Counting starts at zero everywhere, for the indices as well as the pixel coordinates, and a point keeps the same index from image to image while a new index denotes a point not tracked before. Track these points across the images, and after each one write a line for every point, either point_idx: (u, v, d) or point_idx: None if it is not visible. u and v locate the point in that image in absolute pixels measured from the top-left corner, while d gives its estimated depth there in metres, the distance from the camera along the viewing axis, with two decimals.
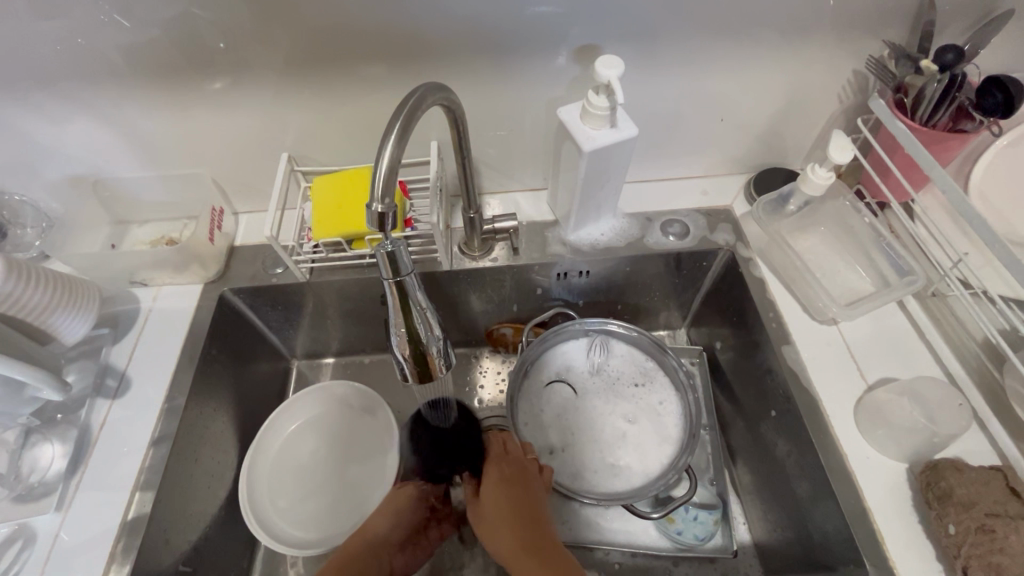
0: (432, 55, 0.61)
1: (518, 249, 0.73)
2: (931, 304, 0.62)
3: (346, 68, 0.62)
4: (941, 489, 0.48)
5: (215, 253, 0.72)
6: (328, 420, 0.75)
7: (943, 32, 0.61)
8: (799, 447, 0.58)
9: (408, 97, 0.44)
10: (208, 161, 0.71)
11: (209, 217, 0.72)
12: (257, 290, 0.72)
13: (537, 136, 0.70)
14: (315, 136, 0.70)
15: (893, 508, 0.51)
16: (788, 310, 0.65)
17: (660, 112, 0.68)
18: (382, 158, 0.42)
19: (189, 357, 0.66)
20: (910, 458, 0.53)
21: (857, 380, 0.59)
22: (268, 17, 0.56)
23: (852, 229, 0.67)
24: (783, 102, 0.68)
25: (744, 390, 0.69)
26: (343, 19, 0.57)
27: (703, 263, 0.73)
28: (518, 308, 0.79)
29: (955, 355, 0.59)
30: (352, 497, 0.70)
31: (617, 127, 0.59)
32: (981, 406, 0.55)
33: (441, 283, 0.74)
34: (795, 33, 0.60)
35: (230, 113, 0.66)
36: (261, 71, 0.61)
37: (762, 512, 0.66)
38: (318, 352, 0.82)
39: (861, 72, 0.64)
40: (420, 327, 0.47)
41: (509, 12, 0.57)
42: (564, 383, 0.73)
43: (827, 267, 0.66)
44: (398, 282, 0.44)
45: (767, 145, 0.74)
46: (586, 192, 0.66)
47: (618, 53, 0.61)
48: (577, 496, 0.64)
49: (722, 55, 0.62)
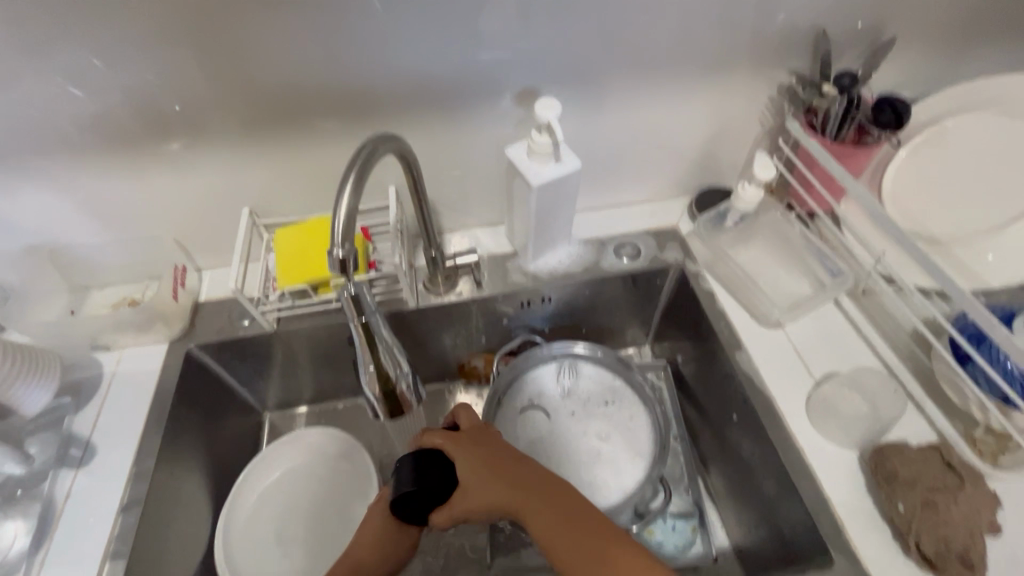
0: (384, 107, 0.64)
1: (481, 282, 0.76)
2: (862, 301, 0.68)
3: (301, 124, 0.65)
4: (886, 470, 0.52)
5: (179, 311, 0.72)
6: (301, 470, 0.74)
7: (841, 59, 0.68)
8: (761, 447, 0.62)
9: (363, 147, 0.47)
10: (167, 220, 0.72)
11: (172, 276, 0.72)
12: (224, 344, 0.72)
13: (490, 174, 0.74)
14: (275, 190, 0.72)
15: (850, 495, 0.55)
16: (738, 318, 0.69)
17: (602, 145, 0.73)
18: (340, 208, 0.44)
19: (155, 418, 0.65)
20: (860, 445, 0.57)
21: (805, 378, 0.63)
22: (223, 80, 0.59)
23: (787, 238, 0.73)
24: (712, 128, 0.74)
25: (708, 400, 0.73)
26: (295, 78, 0.60)
27: (657, 281, 0.78)
28: (486, 339, 0.82)
29: (890, 346, 0.64)
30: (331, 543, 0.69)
31: (561, 162, 0.63)
32: (916, 390, 0.60)
33: (408, 321, 0.75)
34: (711, 68, 0.67)
35: (189, 173, 0.67)
36: (218, 131, 0.64)
37: (736, 515, 0.69)
38: (291, 401, 0.82)
39: (775, 98, 0.71)
40: (387, 363, 0.48)
41: (452, 62, 0.61)
42: (537, 409, 0.75)
43: (768, 276, 0.71)
44: (362, 323, 0.47)
45: (703, 168, 0.79)
46: (540, 222, 0.70)
47: (556, 95, 0.67)
48: None
49: (650, 91, 0.68)
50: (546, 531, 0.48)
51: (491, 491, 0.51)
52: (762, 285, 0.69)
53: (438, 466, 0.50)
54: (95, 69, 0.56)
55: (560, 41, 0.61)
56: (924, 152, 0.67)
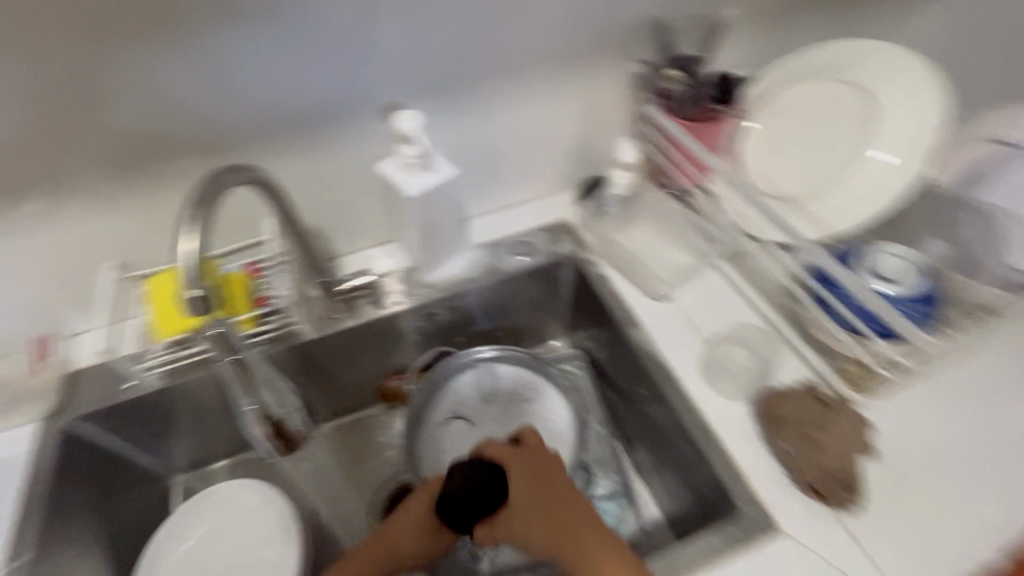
0: (243, 138, 0.62)
1: (382, 301, 0.75)
2: (739, 262, 0.72)
3: (155, 167, 0.61)
4: (771, 413, 0.58)
5: (45, 384, 0.65)
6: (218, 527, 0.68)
7: (683, 44, 0.74)
8: (667, 414, 0.64)
9: (204, 180, 0.46)
10: (20, 289, 0.66)
11: (32, 348, 0.66)
12: (107, 411, 0.65)
13: (372, 193, 0.73)
14: (142, 240, 0.67)
15: (747, 444, 0.58)
16: (631, 296, 0.72)
17: (479, 150, 0.75)
18: (185, 247, 0.43)
19: (30, 506, 0.59)
20: (749, 396, 0.61)
21: (698, 342, 0.67)
22: (53, 131, 0.55)
23: (666, 215, 0.77)
24: (582, 121, 0.77)
25: (623, 378, 0.75)
26: (137, 120, 0.57)
27: (556, 273, 0.79)
28: (398, 358, 0.80)
29: (768, 299, 0.69)
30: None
31: (437, 170, 0.64)
32: (793, 336, 0.65)
33: (313, 354, 0.72)
34: (565, 66, 0.70)
35: (38, 235, 0.62)
36: (62, 186, 0.59)
37: (662, 483, 0.71)
38: (201, 460, 0.76)
39: (632, 86, 0.76)
40: (269, 400, 0.54)
41: (305, 85, 0.60)
42: (459, 418, 0.75)
43: (654, 253, 0.75)
44: (237, 361, 0.50)
45: (582, 160, 0.83)
46: (427, 233, 0.70)
47: (422, 106, 0.67)
48: None
49: (514, 93, 0.70)
50: (582, 566, 0.49)
51: (536, 525, 0.52)
52: (648, 263, 0.73)
53: (481, 482, 0.53)
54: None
55: (412, 52, 0.62)
56: (766, 121, 0.74)
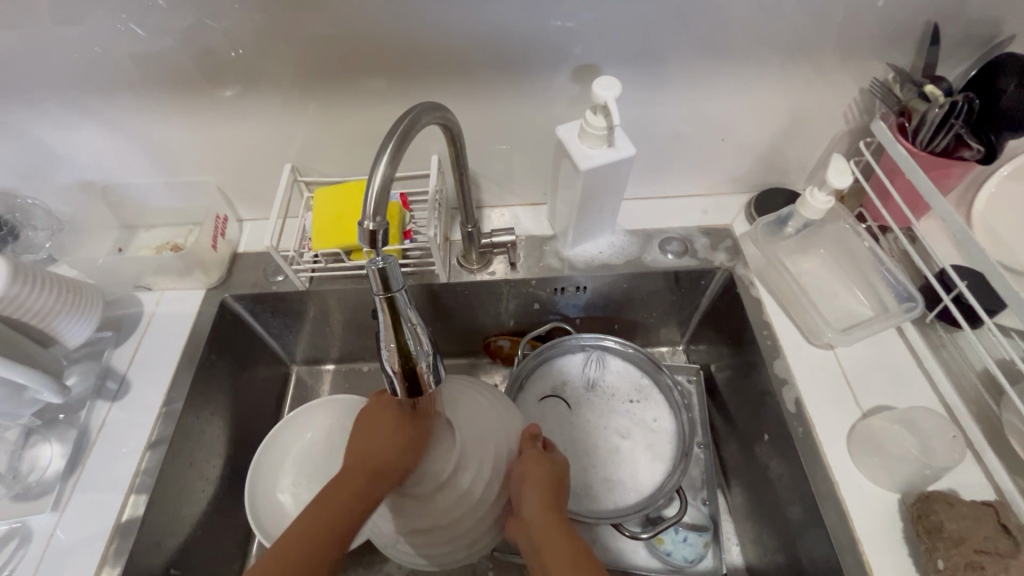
0: (438, 69, 0.63)
1: (516, 263, 0.74)
2: (930, 332, 0.62)
3: (350, 77, 0.64)
4: (931, 523, 0.48)
5: (218, 259, 0.72)
6: (488, 411, 0.56)
7: (946, 60, 0.62)
8: (792, 473, 0.58)
9: (404, 116, 0.45)
10: (213, 168, 0.74)
11: (214, 225, 0.73)
12: (258, 297, 0.72)
13: (539, 150, 0.73)
14: (319, 149, 0.73)
15: (883, 537, 0.51)
16: (783, 331, 0.66)
17: (659, 133, 0.71)
18: (375, 175, 0.43)
19: (190, 358, 0.66)
20: (902, 489, 0.53)
21: (851, 409, 0.59)
22: (275, 34, 0.59)
23: (853, 251, 0.67)
24: (783, 124, 0.69)
25: (737, 414, 0.71)
26: (350, 33, 0.59)
27: (701, 281, 0.74)
28: (515, 322, 0.80)
29: (954, 386, 0.59)
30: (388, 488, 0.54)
31: (614, 147, 0.60)
32: (977, 437, 0.55)
33: (437, 294, 0.74)
34: (789, 60, 0.62)
35: (239, 119, 0.68)
36: (270, 85, 0.64)
37: (754, 536, 0.66)
38: (317, 357, 0.82)
39: (867, 92, 0.65)
40: (410, 342, 0.46)
41: (514, 26, 0.59)
42: (559, 398, 0.73)
43: (827, 291, 0.66)
44: (388, 298, 0.45)
45: (768, 165, 0.75)
46: (583, 209, 0.67)
47: (619, 75, 0.64)
48: (583, 519, 0.63)
49: (717, 80, 0.65)
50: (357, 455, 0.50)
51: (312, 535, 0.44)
52: (815, 302, 0.65)
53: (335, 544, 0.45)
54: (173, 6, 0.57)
55: (630, 13, 0.58)
56: (1017, 172, 0.64)
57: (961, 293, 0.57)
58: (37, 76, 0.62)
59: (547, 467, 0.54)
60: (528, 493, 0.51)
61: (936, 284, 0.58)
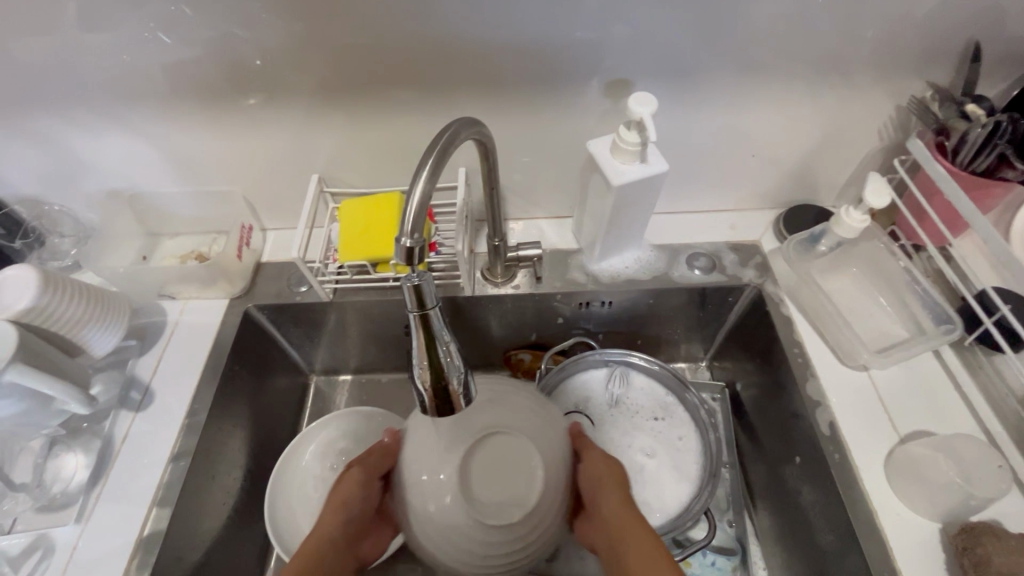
0: (468, 81, 0.63)
1: (541, 277, 0.74)
2: (968, 355, 0.61)
3: (380, 89, 0.64)
4: (977, 555, 0.46)
5: (242, 269, 0.72)
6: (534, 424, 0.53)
7: (986, 78, 0.61)
8: (825, 498, 0.57)
9: (442, 132, 0.45)
10: (239, 177, 0.74)
11: (238, 235, 0.73)
12: (282, 307, 0.72)
13: (566, 163, 0.73)
14: (345, 160, 0.73)
15: (924, 568, 0.50)
16: (815, 350, 0.64)
17: (688, 147, 0.70)
18: (414, 192, 0.42)
19: (213, 368, 0.66)
20: (943, 518, 0.51)
21: (888, 433, 0.57)
22: (307, 45, 0.59)
23: (885, 271, 0.66)
24: (815, 141, 0.68)
25: (765, 434, 0.69)
26: (381, 45, 0.59)
27: (728, 298, 0.73)
28: (537, 335, 0.80)
29: (995, 412, 0.57)
30: (411, 482, 0.51)
31: (646, 163, 0.60)
32: (1019, 465, 0.54)
33: (460, 307, 0.74)
34: (823, 78, 0.62)
35: (266, 129, 0.68)
36: (299, 95, 0.64)
37: (784, 561, 0.64)
38: (337, 368, 0.82)
39: (903, 109, 0.64)
40: (443, 360, 0.46)
41: (546, 39, 0.59)
42: (582, 414, 0.72)
43: (860, 311, 0.65)
44: (423, 315, 0.44)
45: (798, 181, 0.74)
46: (612, 225, 0.66)
47: (650, 90, 0.64)
48: None
49: (749, 96, 0.64)
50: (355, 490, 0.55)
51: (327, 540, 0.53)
52: (849, 322, 0.63)
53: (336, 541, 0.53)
54: (204, 16, 0.57)
55: (664, 28, 0.57)
56: None
57: (1003, 317, 0.55)
58: (69, 85, 0.62)
59: (614, 466, 0.55)
60: (605, 494, 0.52)
61: (977, 306, 0.56)
